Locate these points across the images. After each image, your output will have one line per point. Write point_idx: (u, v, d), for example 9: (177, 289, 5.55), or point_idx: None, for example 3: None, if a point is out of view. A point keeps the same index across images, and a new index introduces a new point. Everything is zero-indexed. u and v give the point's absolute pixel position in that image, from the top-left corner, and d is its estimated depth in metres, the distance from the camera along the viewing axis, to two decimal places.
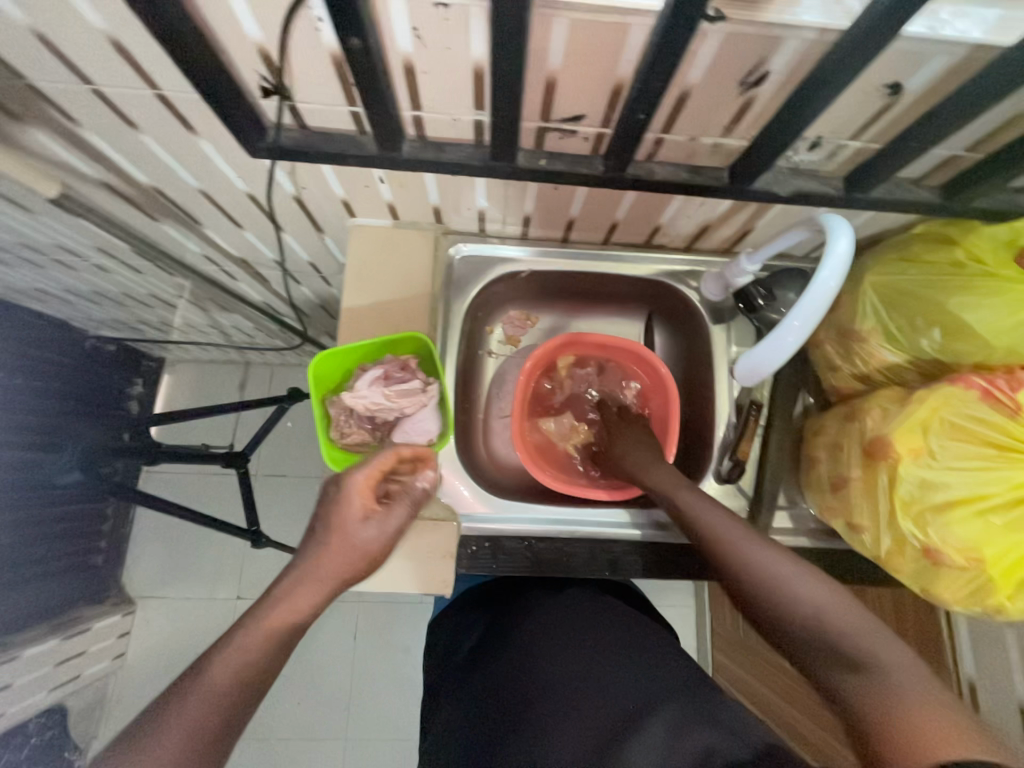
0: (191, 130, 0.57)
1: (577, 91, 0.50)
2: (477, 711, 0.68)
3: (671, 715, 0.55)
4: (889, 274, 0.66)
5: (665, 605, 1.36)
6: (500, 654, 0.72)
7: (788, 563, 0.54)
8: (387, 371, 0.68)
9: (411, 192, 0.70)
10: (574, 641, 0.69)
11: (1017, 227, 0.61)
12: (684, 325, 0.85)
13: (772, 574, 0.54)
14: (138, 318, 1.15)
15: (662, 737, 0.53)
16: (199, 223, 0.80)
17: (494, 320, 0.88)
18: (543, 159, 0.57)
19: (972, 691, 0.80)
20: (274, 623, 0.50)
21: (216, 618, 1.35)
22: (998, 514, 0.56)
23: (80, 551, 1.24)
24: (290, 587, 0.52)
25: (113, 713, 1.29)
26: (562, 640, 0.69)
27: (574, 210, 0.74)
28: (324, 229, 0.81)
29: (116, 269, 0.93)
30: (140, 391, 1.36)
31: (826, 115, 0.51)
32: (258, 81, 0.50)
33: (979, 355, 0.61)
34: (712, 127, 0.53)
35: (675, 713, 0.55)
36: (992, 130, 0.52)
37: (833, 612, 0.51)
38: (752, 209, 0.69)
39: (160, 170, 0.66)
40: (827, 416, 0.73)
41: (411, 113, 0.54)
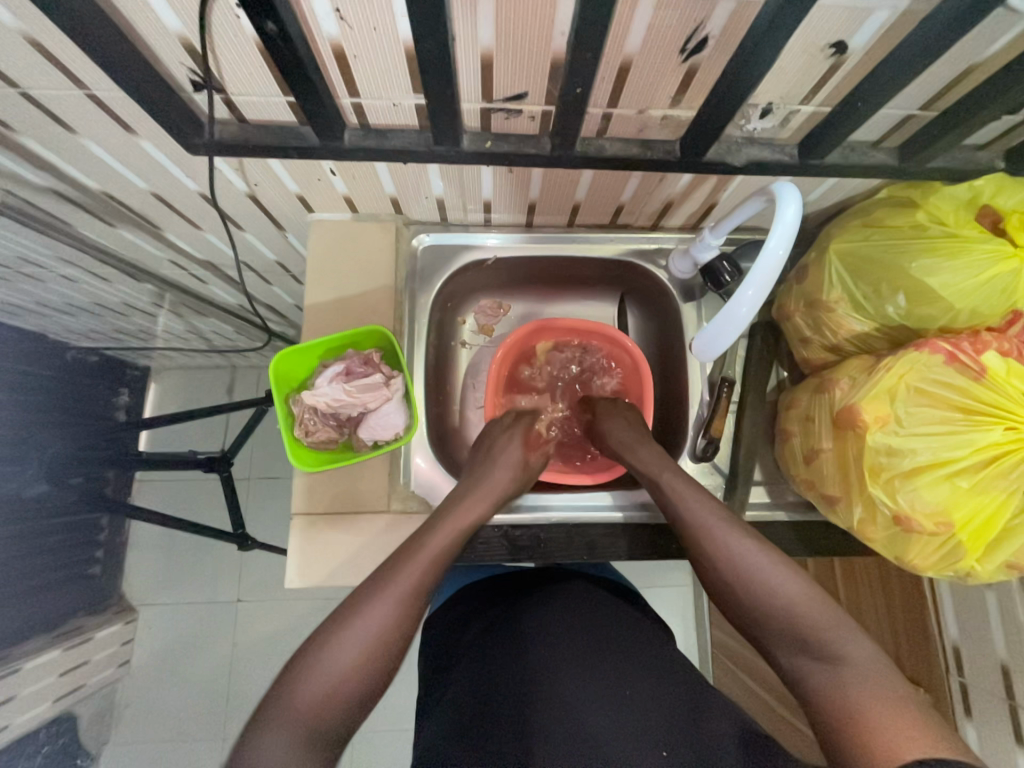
0: (129, 129, 0.56)
1: (515, 68, 0.48)
2: (462, 697, 0.64)
3: (665, 712, 0.57)
4: (853, 241, 0.65)
5: (662, 586, 1.37)
6: (500, 642, 0.68)
7: (770, 560, 0.56)
8: (349, 366, 0.69)
9: (366, 184, 0.69)
10: (581, 635, 0.67)
11: (978, 186, 0.60)
12: (656, 305, 0.84)
13: (753, 570, 0.56)
14: (117, 328, 1.13)
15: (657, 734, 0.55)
16: (159, 229, 0.78)
17: (466, 310, 0.87)
18: (488, 141, 0.57)
19: (955, 654, 0.80)
20: (401, 615, 0.54)
21: (217, 621, 1.36)
22: (965, 476, 0.55)
23: (79, 563, 1.24)
24: (397, 580, 0.56)
25: (122, 719, 1.30)
26: (569, 633, 0.67)
27: (533, 194, 0.72)
28: (285, 227, 0.79)
29: (83, 280, 0.89)
30: (128, 400, 1.35)
31: (772, 79, 0.50)
32: (186, 75, 0.49)
33: (944, 319, 0.60)
34: (658, 99, 0.52)
35: (669, 711, 0.57)
36: (943, 87, 0.51)
37: (805, 597, 0.53)
38: (713, 182, 0.68)
39: (108, 174, 0.64)
40: (799, 389, 0.72)
41: (349, 100, 0.52)
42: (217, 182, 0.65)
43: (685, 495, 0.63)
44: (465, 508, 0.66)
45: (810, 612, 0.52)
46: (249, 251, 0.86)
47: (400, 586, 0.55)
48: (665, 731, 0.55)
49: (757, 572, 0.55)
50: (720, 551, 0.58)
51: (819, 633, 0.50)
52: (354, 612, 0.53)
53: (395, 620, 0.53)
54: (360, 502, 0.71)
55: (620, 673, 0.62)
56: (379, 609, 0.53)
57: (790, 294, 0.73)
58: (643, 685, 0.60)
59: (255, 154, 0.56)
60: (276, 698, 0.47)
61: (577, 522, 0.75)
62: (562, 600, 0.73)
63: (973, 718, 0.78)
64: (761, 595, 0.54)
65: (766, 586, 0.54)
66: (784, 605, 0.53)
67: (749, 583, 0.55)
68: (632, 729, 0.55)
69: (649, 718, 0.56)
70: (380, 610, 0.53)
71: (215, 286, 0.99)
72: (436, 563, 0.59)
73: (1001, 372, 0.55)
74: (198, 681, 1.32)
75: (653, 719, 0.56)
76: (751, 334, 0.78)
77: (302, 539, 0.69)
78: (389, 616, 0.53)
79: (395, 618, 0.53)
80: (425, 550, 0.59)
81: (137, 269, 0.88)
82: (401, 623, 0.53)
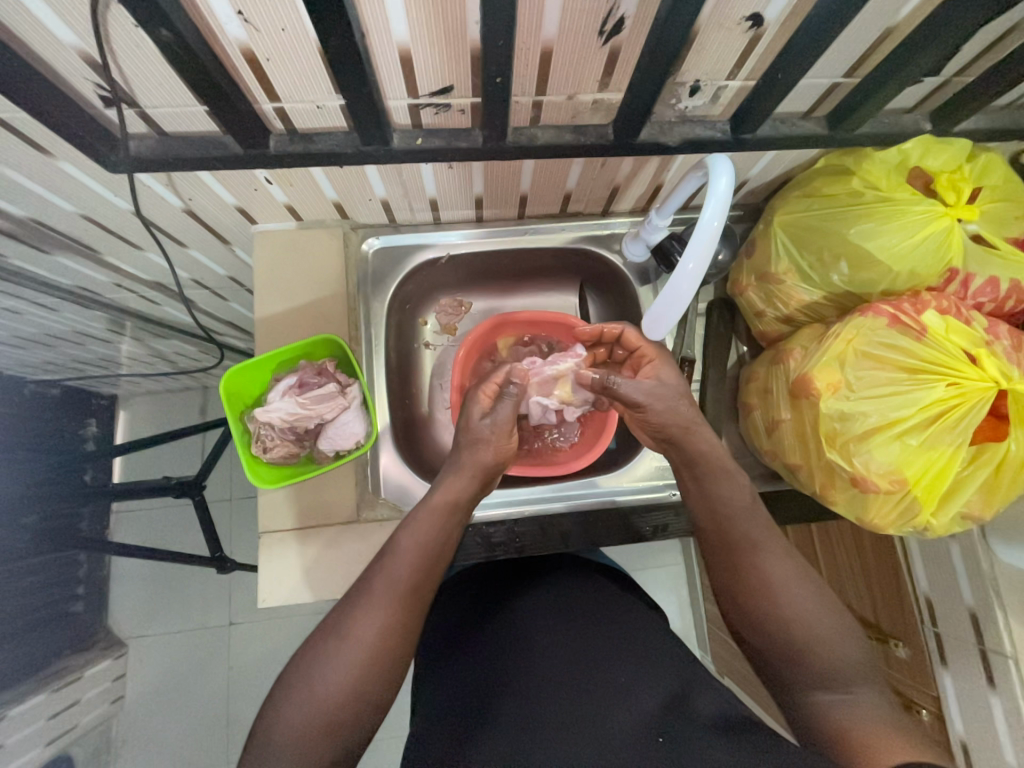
0: (44, 151, 0.54)
1: (435, 62, 0.48)
2: (452, 693, 0.63)
3: (659, 696, 0.57)
4: (794, 212, 0.65)
5: (655, 566, 1.38)
6: (487, 639, 0.67)
7: (807, 589, 0.57)
8: (302, 379, 0.69)
9: (305, 190, 0.67)
10: (573, 627, 0.66)
11: (906, 149, 0.61)
12: (614, 291, 0.84)
13: (788, 599, 0.56)
14: (75, 360, 1.09)
15: (651, 716, 0.55)
16: (100, 254, 0.75)
17: (426, 310, 0.86)
18: (419, 138, 0.56)
19: (929, 605, 0.83)
20: (354, 680, 0.51)
21: (211, 647, 1.33)
22: (914, 434, 0.57)
23: (58, 602, 1.20)
24: (347, 644, 0.52)
25: (122, 755, 1.27)
26: (562, 625, 0.67)
27: (479, 188, 0.72)
28: (230, 240, 0.77)
29: (29, 312, 0.85)
30: (95, 431, 1.31)
31: (694, 56, 0.50)
32: (93, 90, 0.47)
33: (884, 282, 0.62)
34: (586, 83, 0.52)
35: (661, 694, 0.57)
36: (861, 54, 0.52)
37: (832, 626, 0.55)
38: (655, 163, 0.68)
39: (34, 202, 0.61)
40: (757, 362, 0.73)
41: (270, 106, 0.51)
42: (147, 199, 0.63)
43: (744, 516, 0.60)
44: (417, 532, 0.58)
45: (832, 641, 0.54)
46: (198, 269, 0.83)
47: (353, 648, 0.52)
48: (657, 719, 0.55)
49: (794, 601, 0.56)
50: (764, 581, 0.57)
51: (833, 662, 0.53)
52: (301, 690, 0.50)
53: (351, 689, 0.51)
54: (327, 515, 0.70)
55: (608, 667, 0.61)
56: (329, 682, 0.50)
57: (742, 269, 0.73)
58: (633, 674, 0.60)
59: (179, 168, 0.54)
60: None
61: (549, 514, 0.75)
62: (555, 590, 0.72)
63: (948, 665, 0.80)
64: (794, 625, 0.55)
65: (801, 615, 0.55)
66: (812, 635, 0.54)
67: (786, 613, 0.55)
68: (624, 725, 0.55)
69: (641, 709, 0.56)
70: (331, 684, 0.50)
71: (170, 307, 0.97)
72: (390, 608, 0.54)
73: (941, 330, 0.57)
74: (195, 708, 1.30)
75: (645, 709, 0.56)
76: (709, 312, 0.78)
77: (273, 557, 0.68)
78: (341, 686, 0.50)
79: (348, 687, 0.51)
80: (378, 595, 0.55)
81: (84, 296, 0.85)
82: (358, 690, 0.51)
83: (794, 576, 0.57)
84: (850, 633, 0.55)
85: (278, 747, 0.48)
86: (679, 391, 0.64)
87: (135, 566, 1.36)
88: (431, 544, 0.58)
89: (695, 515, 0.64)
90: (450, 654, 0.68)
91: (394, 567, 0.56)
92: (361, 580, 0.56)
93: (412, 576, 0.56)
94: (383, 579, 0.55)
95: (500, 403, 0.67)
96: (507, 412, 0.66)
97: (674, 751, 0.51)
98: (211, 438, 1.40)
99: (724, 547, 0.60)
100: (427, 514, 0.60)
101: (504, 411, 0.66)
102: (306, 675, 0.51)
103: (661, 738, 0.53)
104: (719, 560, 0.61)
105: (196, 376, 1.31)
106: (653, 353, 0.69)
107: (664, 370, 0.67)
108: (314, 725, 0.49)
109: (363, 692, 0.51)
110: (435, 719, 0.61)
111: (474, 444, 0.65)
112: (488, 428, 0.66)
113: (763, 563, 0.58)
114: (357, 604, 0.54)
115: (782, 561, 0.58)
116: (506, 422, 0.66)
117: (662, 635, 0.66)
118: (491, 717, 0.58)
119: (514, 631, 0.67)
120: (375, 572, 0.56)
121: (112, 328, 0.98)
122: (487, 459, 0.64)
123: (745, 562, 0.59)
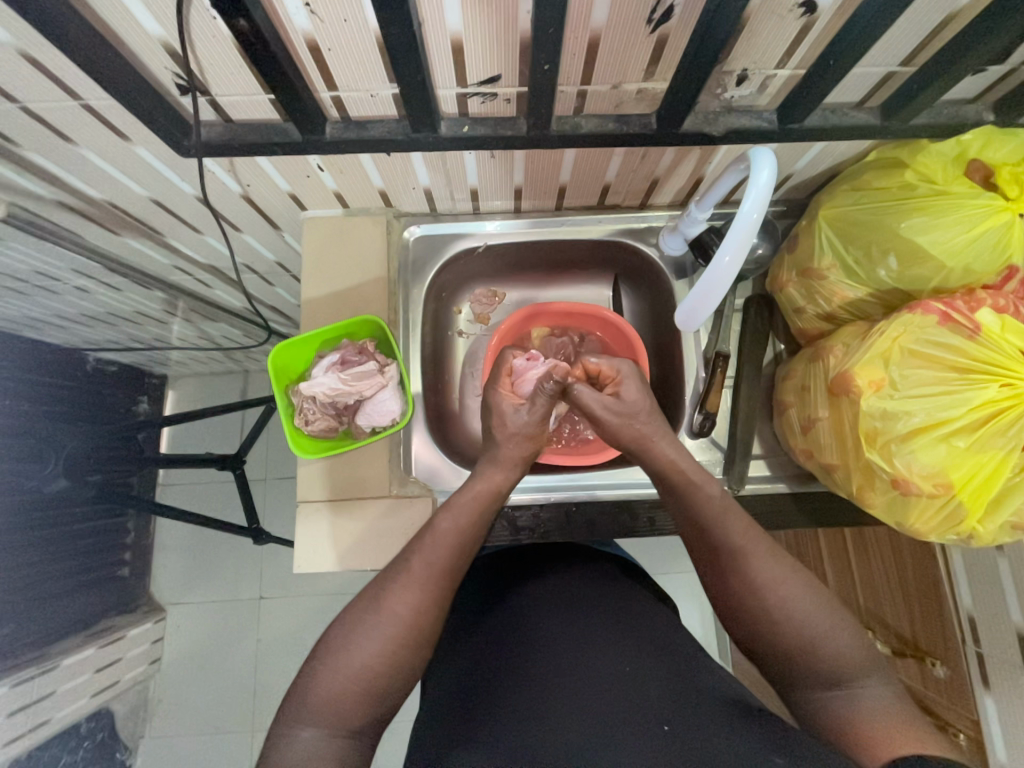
0: (123, 135, 0.58)
1: (485, 52, 0.49)
2: (451, 690, 0.63)
3: (668, 683, 0.57)
4: (841, 206, 0.64)
5: (678, 570, 1.35)
6: (485, 630, 0.69)
7: (798, 586, 0.55)
8: (344, 357, 0.72)
9: (354, 178, 0.70)
10: (575, 611, 0.67)
11: (965, 141, 0.59)
12: (649, 284, 0.84)
13: (779, 599, 0.55)
14: (132, 338, 1.16)
15: (659, 698, 0.55)
16: (163, 236, 0.80)
17: (462, 299, 0.88)
18: (465, 126, 0.58)
19: (971, 622, 0.79)
20: (388, 652, 0.53)
21: (242, 616, 1.39)
22: (962, 436, 0.55)
23: (107, 564, 1.29)
24: (384, 616, 0.54)
25: (157, 712, 1.34)
26: (564, 609, 0.68)
27: (519, 179, 0.73)
28: (281, 226, 0.81)
29: (97, 290, 0.92)
30: (147, 407, 1.39)
31: (744, 43, 0.50)
32: (172, 78, 0.51)
33: (935, 279, 0.59)
34: (632, 72, 0.53)
35: (670, 681, 0.57)
36: (920, 42, 0.51)
37: (828, 623, 0.54)
38: (698, 154, 0.67)
39: (107, 182, 0.66)
40: (795, 360, 0.72)
41: (328, 94, 0.54)
42: (210, 183, 0.67)
43: (724, 517, 0.58)
44: (458, 517, 0.60)
45: (829, 641, 0.53)
46: (249, 253, 0.87)
47: (389, 619, 0.54)
48: (664, 706, 0.54)
49: (785, 604, 0.54)
50: (751, 586, 0.56)
51: (834, 666, 0.52)
52: (339, 656, 0.53)
53: (385, 660, 0.53)
54: (359, 489, 0.73)
55: (612, 646, 0.62)
56: (364, 655, 0.53)
57: (782, 264, 0.72)
58: (637, 663, 0.59)
59: (242, 153, 0.58)
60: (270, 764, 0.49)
61: (576, 502, 0.75)
62: (558, 577, 0.73)
63: (991, 688, 0.77)
64: (788, 628, 0.54)
65: (793, 617, 0.54)
66: (808, 637, 0.53)
67: (777, 617, 0.54)
68: (630, 706, 0.54)
69: (646, 694, 0.55)
70: (366, 655, 0.53)
71: (221, 291, 1.02)
72: (426, 586, 0.56)
73: (996, 329, 0.55)
74: (226, 675, 1.36)
75: (651, 695, 0.55)
76: (745, 308, 0.77)
77: (307, 527, 0.71)
78: (377, 656, 0.53)
79: (384, 657, 0.53)
80: (416, 574, 0.57)
81: (146, 277, 0.91)
82: (393, 661, 0.53)
83: (784, 574, 0.56)
84: (847, 627, 0.54)
85: (313, 711, 0.51)
86: (636, 409, 0.65)
87: (176, 536, 1.43)
88: (469, 530, 0.60)
89: (679, 520, 0.62)
90: (453, 645, 0.70)
91: (434, 548, 0.58)
92: (399, 558, 0.59)
93: (449, 557, 0.58)
94: (422, 558, 0.58)
95: (533, 398, 0.67)
96: (543, 407, 0.66)
97: (678, 738, 0.50)
98: (251, 419, 1.46)
99: (706, 543, 0.59)
100: (468, 499, 0.62)
101: (540, 407, 0.66)
102: (344, 642, 0.53)
103: (667, 726, 0.51)
104: (704, 559, 0.60)
105: (240, 360, 1.37)
106: (613, 373, 0.67)
107: (624, 388, 0.65)
108: (350, 692, 0.51)
109: (398, 663, 0.53)
110: (445, 698, 0.62)
111: (510, 437, 0.66)
112: (524, 420, 0.67)
113: (750, 566, 0.56)
114: (388, 588, 0.56)
115: (770, 563, 0.56)
116: (541, 416, 0.67)
117: (674, 628, 0.67)
118: (501, 693, 0.59)
119: (519, 615, 0.68)
120: (413, 551, 0.58)
121: (168, 308, 1.04)
122: (525, 448, 0.66)
123: (729, 567, 0.57)
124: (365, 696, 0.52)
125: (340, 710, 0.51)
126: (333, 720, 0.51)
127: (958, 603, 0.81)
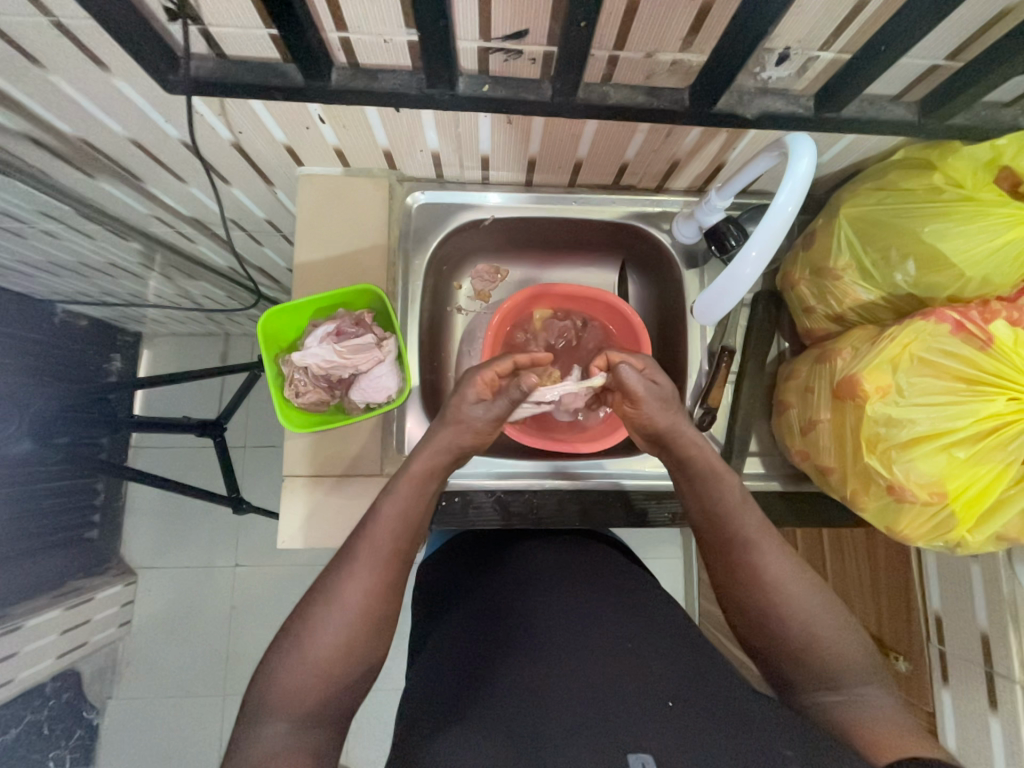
0: (100, 64, 0.52)
1: (515, 4, 0.45)
2: (437, 671, 0.60)
3: (668, 661, 0.57)
4: (865, 205, 0.62)
5: (655, 558, 1.38)
6: (484, 603, 0.68)
7: (807, 585, 0.57)
8: (339, 327, 0.69)
9: (357, 134, 0.65)
10: (574, 589, 0.67)
11: (1000, 145, 0.57)
12: (659, 271, 0.82)
13: (786, 597, 0.56)
14: (103, 290, 1.09)
15: (665, 674, 0.55)
16: (141, 182, 0.74)
17: (462, 273, 0.84)
18: (485, 86, 0.53)
19: (937, 622, 0.82)
20: (345, 639, 0.52)
21: (216, 583, 1.36)
22: (962, 447, 0.55)
23: (74, 525, 1.24)
24: (350, 610, 0.52)
25: (125, 674, 1.32)
26: (563, 585, 0.68)
27: (533, 149, 0.69)
28: (273, 181, 0.75)
29: (66, 236, 0.85)
30: (119, 366, 1.32)
31: (791, 18, 0.46)
32: (159, 2, 0.46)
33: (952, 286, 0.58)
34: (669, 41, 0.49)
35: (669, 662, 0.56)
36: (969, 36, 0.49)
37: (831, 623, 0.55)
38: (723, 138, 0.64)
39: (81, 116, 0.60)
40: (800, 360, 0.71)
41: (335, 35, 0.49)
42: (198, 128, 0.61)
43: (741, 513, 0.59)
44: (397, 501, 0.58)
45: (833, 641, 0.54)
46: (238, 208, 0.81)
47: (342, 612, 0.52)
48: (670, 684, 0.53)
49: (790, 600, 0.56)
50: (758, 579, 0.57)
51: (838, 665, 0.54)
52: (297, 656, 0.51)
53: (343, 648, 0.51)
54: (345, 465, 0.70)
55: (613, 626, 0.61)
56: (321, 645, 0.51)
57: (796, 261, 0.70)
58: (640, 642, 0.59)
59: (237, 94, 0.53)
60: (246, 747, 0.48)
61: (572, 488, 0.75)
62: (557, 554, 0.74)
63: (948, 683, 0.80)
64: (793, 625, 0.55)
65: (801, 614, 0.55)
66: (812, 634, 0.54)
67: (784, 614, 0.55)
68: (634, 684, 0.53)
69: (653, 674, 0.55)
70: (322, 648, 0.51)
71: (203, 247, 0.95)
72: (375, 570, 0.55)
73: (1009, 342, 0.54)
74: (199, 641, 1.34)
75: (656, 674, 0.55)
76: (754, 303, 0.76)
77: (292, 501, 0.69)
78: (333, 645, 0.51)
79: (340, 644, 0.51)
80: (363, 559, 0.55)
81: (123, 226, 0.84)
82: (351, 648, 0.52)
83: (794, 572, 0.57)
84: (850, 630, 0.55)
85: (262, 705, 0.49)
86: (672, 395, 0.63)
87: (148, 499, 1.39)
88: (412, 512, 0.58)
89: (689, 511, 0.63)
90: (449, 616, 0.69)
91: (376, 533, 0.56)
92: (347, 543, 0.57)
93: (394, 539, 0.56)
94: (366, 544, 0.56)
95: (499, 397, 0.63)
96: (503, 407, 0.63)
97: (684, 715, 0.50)
98: (231, 384, 1.40)
99: (722, 535, 0.60)
100: (407, 482, 0.59)
101: (500, 406, 0.63)
102: (298, 638, 0.52)
103: (671, 702, 0.51)
104: (719, 555, 0.60)
105: (220, 322, 1.30)
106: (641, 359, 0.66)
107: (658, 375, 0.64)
108: (305, 694, 0.50)
109: (354, 650, 0.52)
110: (435, 666, 0.61)
111: (459, 425, 0.62)
112: (480, 415, 0.63)
113: (761, 560, 0.58)
114: (334, 586, 0.54)
115: (778, 559, 0.58)
116: (497, 417, 0.63)
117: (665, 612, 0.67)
118: (495, 664, 0.58)
119: (515, 592, 0.68)
120: (357, 537, 0.56)
121: (143, 261, 0.97)
122: (468, 438, 0.63)
123: (740, 562, 0.58)
124: (318, 695, 0.50)
125: (295, 703, 0.49)
126: (288, 715, 0.49)
127: (928, 603, 0.83)
